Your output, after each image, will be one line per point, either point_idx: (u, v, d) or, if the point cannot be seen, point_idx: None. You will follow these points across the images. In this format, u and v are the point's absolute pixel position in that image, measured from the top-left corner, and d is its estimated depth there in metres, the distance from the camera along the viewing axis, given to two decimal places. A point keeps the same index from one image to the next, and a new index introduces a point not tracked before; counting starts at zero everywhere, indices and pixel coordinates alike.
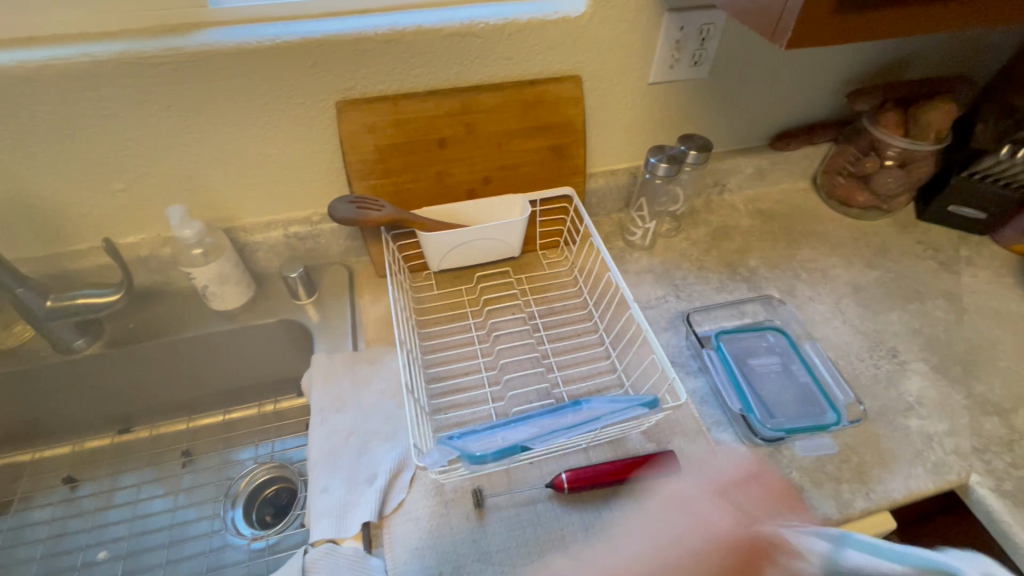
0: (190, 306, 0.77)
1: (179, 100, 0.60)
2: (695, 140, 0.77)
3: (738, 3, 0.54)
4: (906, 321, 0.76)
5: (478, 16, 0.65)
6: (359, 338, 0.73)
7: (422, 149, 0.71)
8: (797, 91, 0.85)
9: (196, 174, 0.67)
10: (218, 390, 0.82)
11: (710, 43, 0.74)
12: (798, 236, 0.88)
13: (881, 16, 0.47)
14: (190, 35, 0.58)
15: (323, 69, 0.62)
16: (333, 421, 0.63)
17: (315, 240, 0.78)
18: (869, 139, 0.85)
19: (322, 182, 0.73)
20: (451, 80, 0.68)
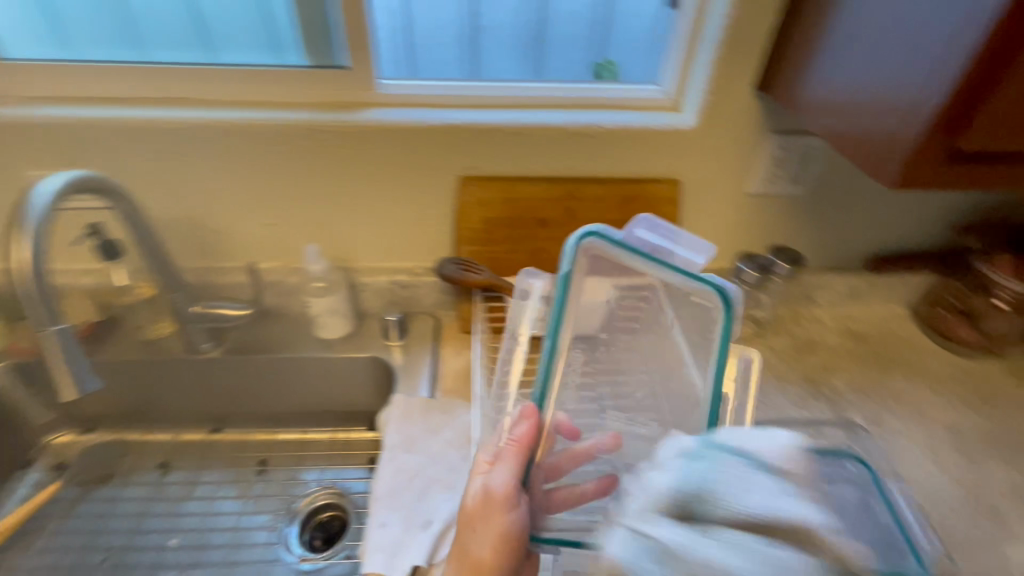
0: (298, 330, 0.87)
1: (336, 159, 0.73)
2: (787, 253, 0.79)
3: (837, 133, 0.56)
4: (1011, 479, 0.70)
5: (596, 120, 0.73)
6: (436, 388, 0.78)
7: (525, 226, 0.78)
8: (899, 225, 0.86)
9: (332, 220, 0.79)
10: (303, 409, 0.91)
11: (811, 164, 0.77)
12: (890, 364, 0.85)
13: (993, 169, 0.48)
14: (359, 112, 0.72)
15: (456, 149, 0.73)
16: (400, 460, 0.68)
17: (414, 290, 0.87)
18: (977, 278, 0.82)
19: (433, 240, 0.83)
20: (563, 170, 0.76)
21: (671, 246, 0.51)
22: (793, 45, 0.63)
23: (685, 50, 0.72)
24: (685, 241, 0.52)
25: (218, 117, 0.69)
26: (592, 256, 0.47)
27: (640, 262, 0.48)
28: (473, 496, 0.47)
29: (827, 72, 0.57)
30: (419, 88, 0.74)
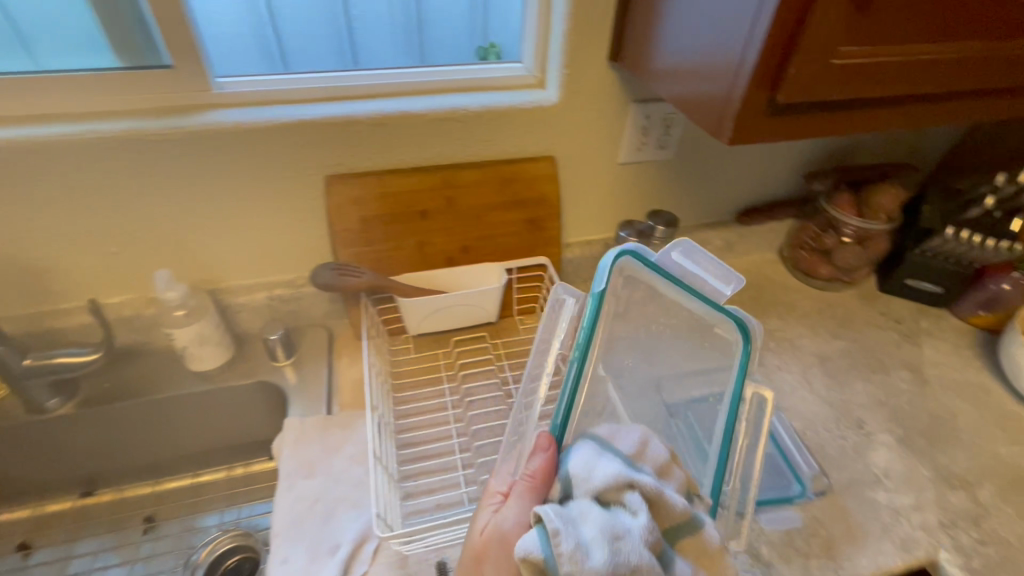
0: (169, 366, 0.78)
1: (175, 172, 0.65)
2: (663, 216, 0.83)
3: (679, 95, 0.58)
4: (870, 391, 0.79)
5: (459, 103, 0.70)
6: (334, 402, 0.74)
7: (405, 220, 0.75)
8: (760, 177, 0.93)
9: (187, 239, 0.71)
10: (191, 451, 0.82)
11: (673, 129, 0.81)
12: (766, 306, 0.93)
13: (806, 119, 0.51)
14: (193, 115, 0.64)
15: (315, 147, 0.68)
16: (299, 487, 0.63)
17: (298, 303, 0.81)
18: (826, 218, 0.91)
19: (308, 247, 0.77)
20: (435, 158, 0.74)
21: (702, 274, 0.56)
22: (636, 13, 0.64)
23: (540, 25, 0.71)
24: (715, 271, 0.56)
25: (8, 136, 0.58)
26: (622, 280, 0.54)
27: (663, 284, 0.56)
28: (483, 523, 0.46)
29: (667, 42, 0.59)
30: (261, 84, 0.67)
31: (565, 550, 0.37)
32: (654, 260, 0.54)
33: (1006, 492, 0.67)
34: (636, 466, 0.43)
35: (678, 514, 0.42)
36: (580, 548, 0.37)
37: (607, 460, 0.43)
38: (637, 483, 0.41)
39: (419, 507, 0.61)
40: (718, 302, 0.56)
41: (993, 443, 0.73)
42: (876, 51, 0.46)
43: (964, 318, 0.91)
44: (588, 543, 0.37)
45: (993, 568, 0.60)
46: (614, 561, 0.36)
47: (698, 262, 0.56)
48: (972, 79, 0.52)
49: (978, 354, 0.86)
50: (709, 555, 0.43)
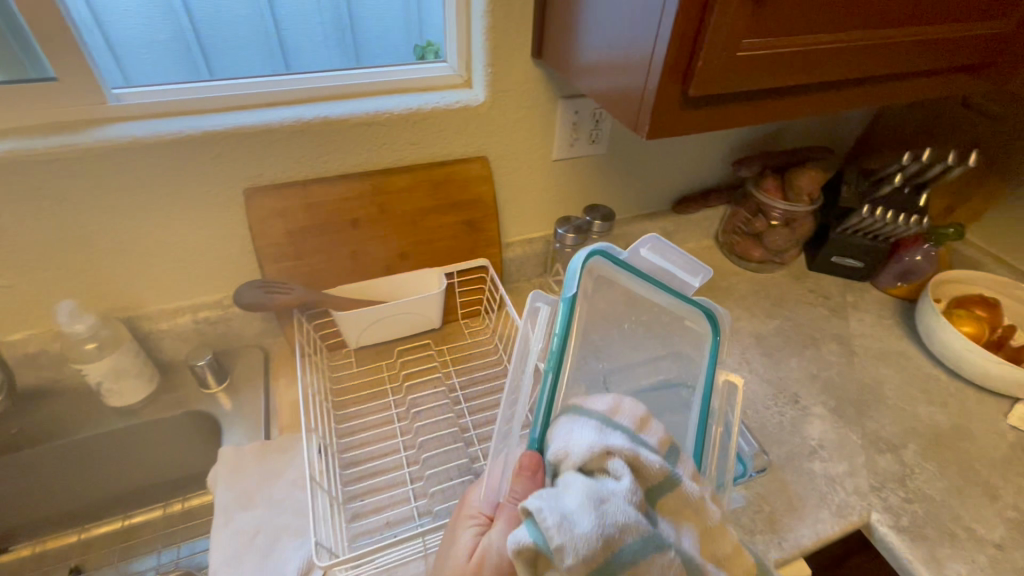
0: (87, 403, 0.72)
1: (71, 194, 0.60)
2: (599, 210, 0.84)
3: (601, 90, 0.58)
4: (804, 366, 0.83)
5: (382, 106, 0.68)
6: (273, 426, 0.70)
7: (335, 230, 0.72)
8: (692, 166, 0.95)
9: (92, 266, 0.66)
10: (121, 492, 0.77)
11: (603, 124, 0.81)
12: (705, 292, 0.95)
13: (717, 111, 0.52)
14: (87, 131, 0.59)
15: (229, 159, 0.64)
16: (237, 520, 0.59)
17: (227, 324, 0.76)
18: (755, 203, 0.94)
19: (233, 264, 0.73)
20: (362, 164, 0.71)
21: (671, 269, 0.56)
22: (555, 8, 0.64)
23: (462, 23, 0.70)
24: (682, 265, 0.57)
25: None
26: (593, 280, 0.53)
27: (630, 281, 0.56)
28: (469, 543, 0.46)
29: (587, 37, 0.59)
30: (165, 95, 0.63)
31: (553, 522, 0.35)
32: (621, 258, 0.54)
33: (927, 451, 0.72)
34: (610, 431, 0.42)
35: (659, 474, 0.41)
36: (566, 519, 0.35)
37: (582, 431, 0.42)
38: (613, 448, 0.41)
39: (368, 527, 0.59)
40: (685, 294, 0.58)
41: (914, 405, 0.78)
42: (779, 42, 0.48)
43: (884, 290, 0.97)
44: (573, 513, 0.36)
45: (919, 523, 0.63)
46: (602, 523, 0.36)
47: (666, 257, 0.56)
48: (873, 66, 0.54)
49: (898, 322, 0.92)
50: (692, 507, 0.42)
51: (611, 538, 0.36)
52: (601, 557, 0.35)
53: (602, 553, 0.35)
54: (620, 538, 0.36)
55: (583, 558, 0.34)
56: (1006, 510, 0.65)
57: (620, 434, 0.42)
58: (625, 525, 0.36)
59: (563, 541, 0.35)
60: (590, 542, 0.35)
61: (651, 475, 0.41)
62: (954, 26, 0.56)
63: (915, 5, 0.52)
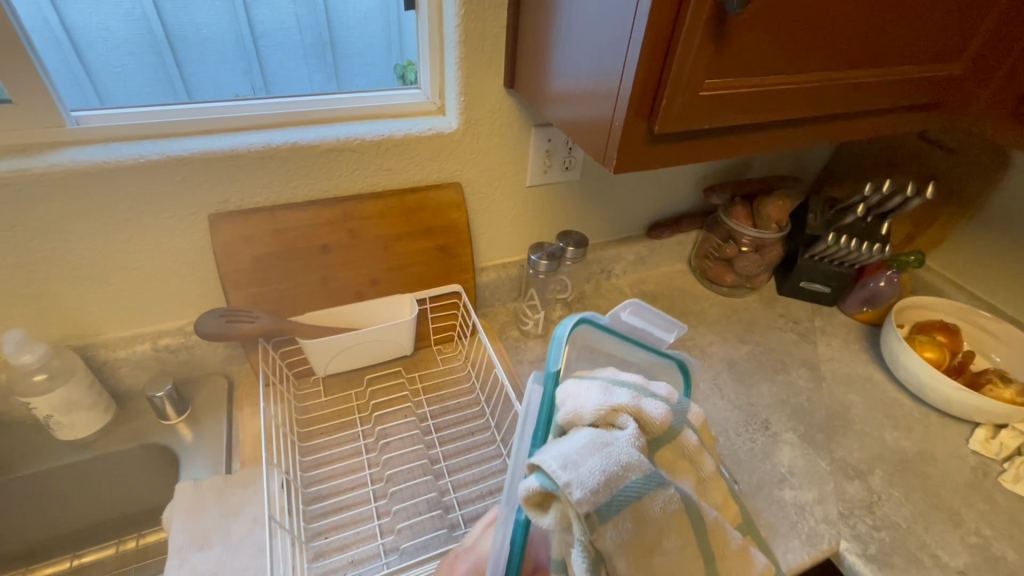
0: (36, 437, 0.69)
1: (23, 220, 0.57)
2: (573, 237, 0.84)
3: (570, 121, 0.59)
4: (775, 392, 0.84)
5: (353, 133, 0.68)
6: (235, 458, 0.67)
7: (303, 256, 0.70)
8: (665, 192, 0.97)
9: (45, 294, 0.63)
10: (70, 529, 0.73)
11: (576, 151, 0.82)
12: (679, 316, 0.96)
13: (682, 146, 0.54)
14: (42, 155, 0.57)
15: (194, 184, 0.62)
16: (192, 562, 0.57)
17: (190, 352, 0.74)
18: (726, 229, 0.96)
19: (196, 291, 0.71)
20: (332, 190, 0.70)
21: (648, 327, 0.51)
22: (527, 41, 0.65)
23: (436, 52, 0.70)
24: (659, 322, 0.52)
25: None
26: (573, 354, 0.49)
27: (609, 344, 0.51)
28: None
29: (557, 69, 0.60)
30: (128, 118, 0.61)
31: (558, 463, 0.33)
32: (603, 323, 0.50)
33: (893, 476, 0.73)
34: (615, 389, 0.41)
35: (660, 426, 0.41)
36: (571, 461, 0.34)
37: (586, 388, 0.41)
38: (617, 405, 0.40)
39: (333, 565, 0.57)
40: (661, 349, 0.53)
41: (880, 430, 0.79)
42: (741, 82, 0.49)
43: (851, 315, 0.99)
44: (576, 456, 0.34)
45: (886, 551, 0.64)
46: (605, 463, 0.34)
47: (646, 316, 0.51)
48: (833, 103, 0.56)
49: (864, 347, 0.94)
50: (687, 457, 0.43)
51: (616, 477, 0.34)
52: (607, 494, 0.33)
53: (607, 493, 0.34)
54: (624, 477, 0.34)
55: (590, 496, 0.33)
56: (969, 536, 0.66)
57: (623, 391, 0.41)
58: (629, 464, 0.35)
59: (568, 478, 0.33)
60: (596, 480, 0.33)
61: (652, 430, 0.41)
62: (907, 67, 0.58)
63: (870, 47, 0.54)
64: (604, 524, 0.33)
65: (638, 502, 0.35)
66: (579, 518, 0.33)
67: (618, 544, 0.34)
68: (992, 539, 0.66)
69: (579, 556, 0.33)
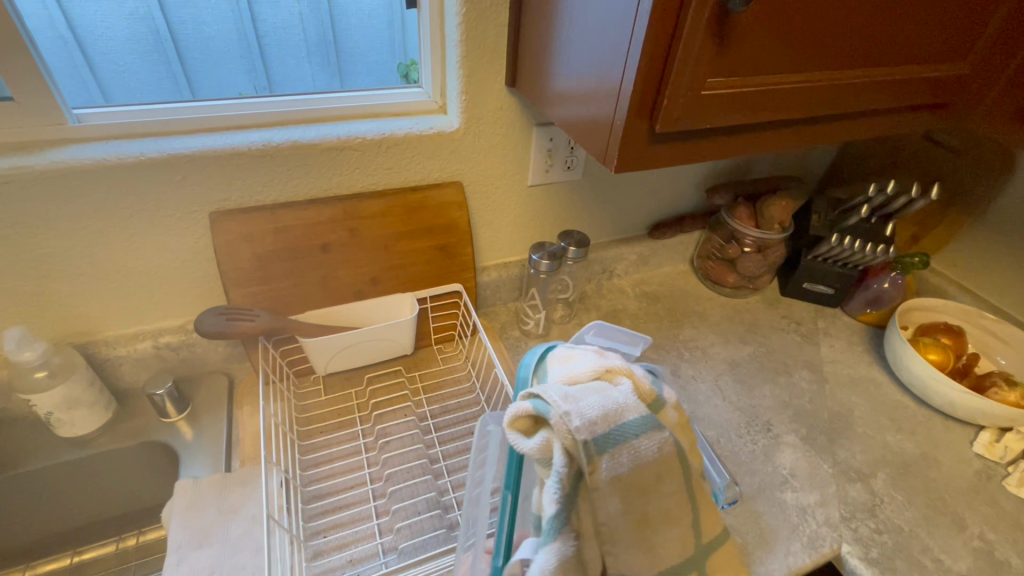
0: (36, 434, 0.69)
1: (23, 218, 0.57)
2: (574, 236, 0.83)
3: (572, 121, 0.59)
4: (777, 394, 0.83)
5: (354, 131, 0.67)
6: (234, 457, 0.68)
7: (304, 255, 0.70)
8: (667, 192, 0.96)
9: (47, 291, 0.63)
10: (70, 527, 0.73)
11: (578, 151, 0.82)
12: (680, 316, 0.96)
13: (683, 146, 0.53)
14: (43, 153, 0.57)
15: (194, 183, 0.62)
16: (191, 560, 0.57)
17: (190, 350, 0.74)
18: (729, 229, 0.96)
19: (196, 289, 0.71)
20: (333, 189, 0.70)
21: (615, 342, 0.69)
22: (528, 40, 0.64)
23: (438, 51, 0.70)
24: (623, 337, 0.70)
25: None
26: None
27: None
28: None
29: (558, 68, 0.59)
30: (130, 116, 0.61)
31: (559, 396, 0.39)
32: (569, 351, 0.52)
33: (896, 480, 0.72)
34: (609, 357, 0.46)
35: (649, 393, 0.44)
36: (572, 397, 0.39)
37: (581, 360, 0.45)
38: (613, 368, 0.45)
39: (331, 564, 0.56)
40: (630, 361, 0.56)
41: (883, 433, 0.79)
42: (743, 81, 0.49)
43: (854, 316, 0.99)
44: (578, 396, 0.39)
45: (888, 555, 0.63)
46: (605, 402, 0.39)
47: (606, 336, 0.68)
48: (835, 103, 0.56)
49: (867, 349, 0.93)
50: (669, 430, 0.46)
51: (615, 414, 0.39)
52: (605, 427, 0.38)
53: (605, 426, 0.38)
54: (623, 414, 0.39)
55: (588, 425, 0.37)
56: (972, 540, 0.66)
57: (616, 359, 0.46)
58: (627, 404, 0.39)
59: (567, 409, 0.38)
60: (596, 413, 0.38)
61: (640, 396, 0.44)
62: (911, 67, 0.58)
63: (874, 47, 0.53)
64: (601, 455, 0.37)
65: (635, 440, 0.38)
66: (566, 446, 0.37)
67: (612, 477, 0.37)
68: (996, 544, 0.66)
69: (553, 486, 0.37)
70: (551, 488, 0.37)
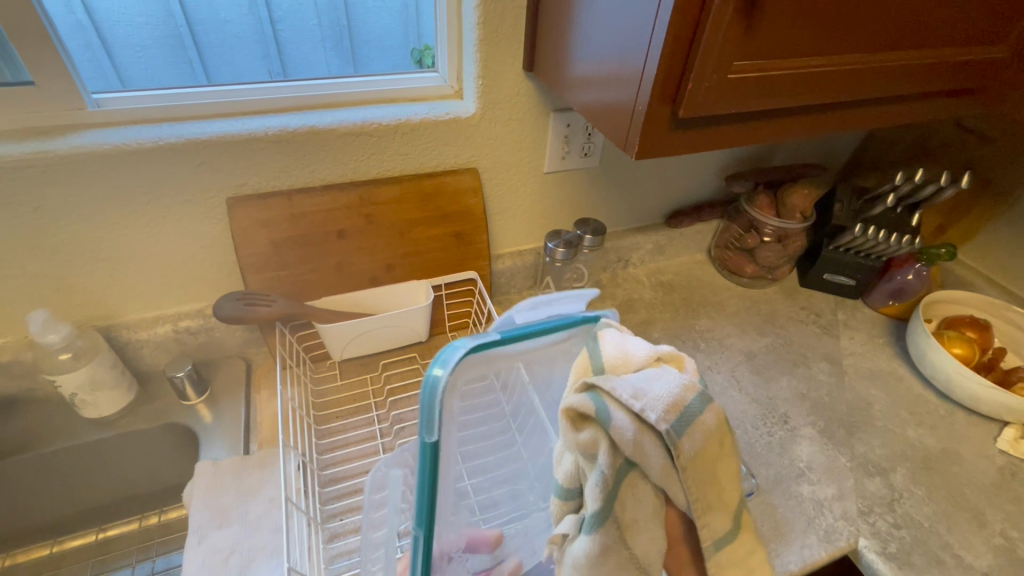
0: (62, 414, 0.71)
1: (46, 201, 0.58)
2: (590, 224, 0.82)
3: (591, 107, 0.57)
4: (794, 385, 0.82)
5: (370, 117, 0.67)
6: (252, 440, 0.69)
7: (320, 241, 0.70)
8: (685, 180, 0.94)
9: (70, 274, 0.64)
10: (95, 504, 0.75)
11: (595, 137, 0.80)
12: (696, 307, 0.95)
13: (706, 133, 0.52)
14: (64, 137, 0.57)
15: (212, 168, 0.62)
16: (211, 539, 0.58)
17: (209, 334, 0.75)
18: (748, 218, 0.94)
19: (214, 274, 0.71)
20: (349, 175, 0.70)
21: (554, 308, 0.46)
22: (547, 23, 0.63)
23: (455, 34, 0.68)
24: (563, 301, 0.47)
25: None
26: (457, 400, 0.40)
27: (504, 352, 0.41)
28: None
29: (577, 51, 0.58)
30: (148, 100, 0.61)
31: (627, 392, 0.37)
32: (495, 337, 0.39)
33: (916, 474, 0.71)
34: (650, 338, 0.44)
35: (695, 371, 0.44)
36: (639, 389, 0.37)
37: (635, 340, 0.42)
38: (662, 353, 0.43)
39: (347, 547, 0.57)
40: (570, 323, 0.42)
41: (903, 427, 0.77)
42: (770, 64, 0.47)
43: (876, 308, 0.97)
44: (644, 385, 0.38)
45: (906, 550, 0.63)
46: (671, 388, 0.37)
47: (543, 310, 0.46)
48: (865, 88, 0.54)
49: (889, 342, 0.91)
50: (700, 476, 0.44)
51: (681, 397, 0.37)
52: (676, 413, 0.37)
53: (675, 415, 0.37)
54: (688, 397, 0.38)
55: (662, 417, 0.36)
56: (994, 537, 0.65)
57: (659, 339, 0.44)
58: (690, 385, 0.38)
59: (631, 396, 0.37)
60: (666, 401, 0.37)
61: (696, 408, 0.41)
62: (947, 50, 0.55)
63: (908, 29, 0.51)
64: (679, 439, 0.36)
65: (702, 417, 0.38)
66: (615, 440, 0.37)
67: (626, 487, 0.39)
68: (1018, 541, 0.64)
69: (596, 483, 0.38)
70: (593, 481, 0.38)
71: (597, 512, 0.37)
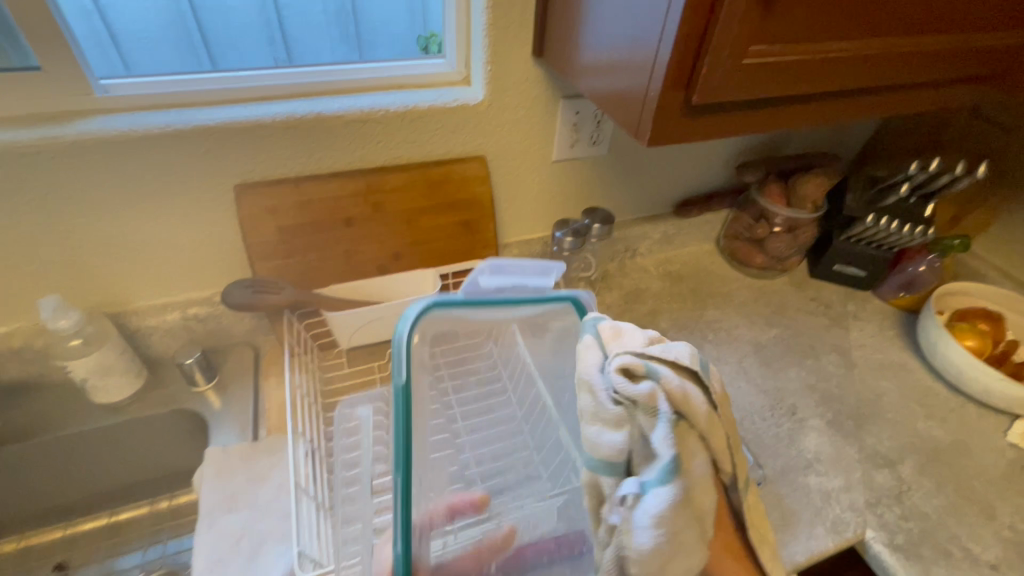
0: (73, 400, 0.71)
1: (54, 188, 0.58)
2: (598, 213, 0.82)
3: (602, 93, 0.56)
4: (803, 377, 0.82)
5: (378, 103, 0.66)
6: (261, 426, 0.69)
7: (327, 229, 0.70)
8: (695, 169, 0.93)
9: (79, 261, 0.64)
10: (106, 488, 0.76)
11: (604, 125, 0.79)
12: (704, 298, 0.94)
13: (719, 120, 0.51)
14: (72, 123, 0.57)
15: (219, 155, 0.62)
16: (221, 523, 0.58)
17: (217, 321, 0.75)
18: (758, 208, 0.93)
19: (221, 261, 0.71)
20: (356, 162, 0.69)
21: None
22: (557, 7, 0.62)
23: (463, 20, 0.67)
24: None
25: None
26: None
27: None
28: None
29: (588, 35, 0.57)
30: (155, 86, 0.61)
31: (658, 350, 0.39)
32: None
33: (925, 467, 0.71)
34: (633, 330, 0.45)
35: None
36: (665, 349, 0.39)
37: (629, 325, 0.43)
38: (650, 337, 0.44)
39: None
40: None
41: (912, 419, 0.77)
42: (787, 49, 0.46)
43: (887, 300, 0.96)
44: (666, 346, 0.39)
45: (913, 542, 0.62)
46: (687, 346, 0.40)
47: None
48: (884, 74, 0.53)
49: (899, 334, 0.91)
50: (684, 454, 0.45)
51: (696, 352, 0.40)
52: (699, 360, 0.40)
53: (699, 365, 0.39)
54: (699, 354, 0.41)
55: (691, 361, 0.39)
56: (1002, 530, 0.64)
57: None
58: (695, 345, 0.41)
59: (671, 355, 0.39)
60: (689, 352, 0.39)
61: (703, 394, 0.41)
62: (968, 34, 0.54)
63: (929, 13, 0.50)
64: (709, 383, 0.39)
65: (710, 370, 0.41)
66: (671, 391, 0.36)
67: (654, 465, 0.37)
68: None
69: (666, 428, 0.35)
70: (662, 430, 0.35)
71: (674, 461, 0.34)
